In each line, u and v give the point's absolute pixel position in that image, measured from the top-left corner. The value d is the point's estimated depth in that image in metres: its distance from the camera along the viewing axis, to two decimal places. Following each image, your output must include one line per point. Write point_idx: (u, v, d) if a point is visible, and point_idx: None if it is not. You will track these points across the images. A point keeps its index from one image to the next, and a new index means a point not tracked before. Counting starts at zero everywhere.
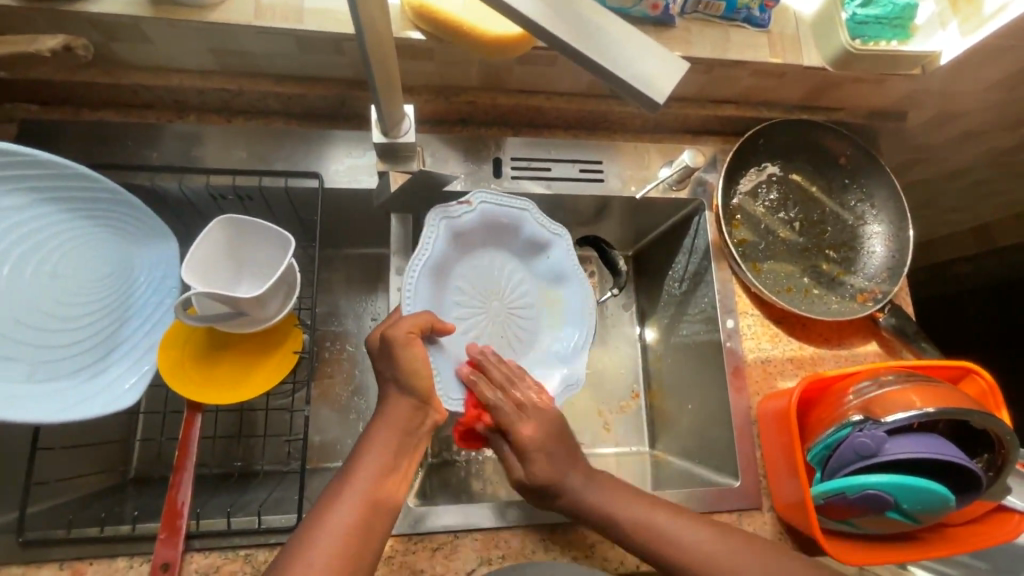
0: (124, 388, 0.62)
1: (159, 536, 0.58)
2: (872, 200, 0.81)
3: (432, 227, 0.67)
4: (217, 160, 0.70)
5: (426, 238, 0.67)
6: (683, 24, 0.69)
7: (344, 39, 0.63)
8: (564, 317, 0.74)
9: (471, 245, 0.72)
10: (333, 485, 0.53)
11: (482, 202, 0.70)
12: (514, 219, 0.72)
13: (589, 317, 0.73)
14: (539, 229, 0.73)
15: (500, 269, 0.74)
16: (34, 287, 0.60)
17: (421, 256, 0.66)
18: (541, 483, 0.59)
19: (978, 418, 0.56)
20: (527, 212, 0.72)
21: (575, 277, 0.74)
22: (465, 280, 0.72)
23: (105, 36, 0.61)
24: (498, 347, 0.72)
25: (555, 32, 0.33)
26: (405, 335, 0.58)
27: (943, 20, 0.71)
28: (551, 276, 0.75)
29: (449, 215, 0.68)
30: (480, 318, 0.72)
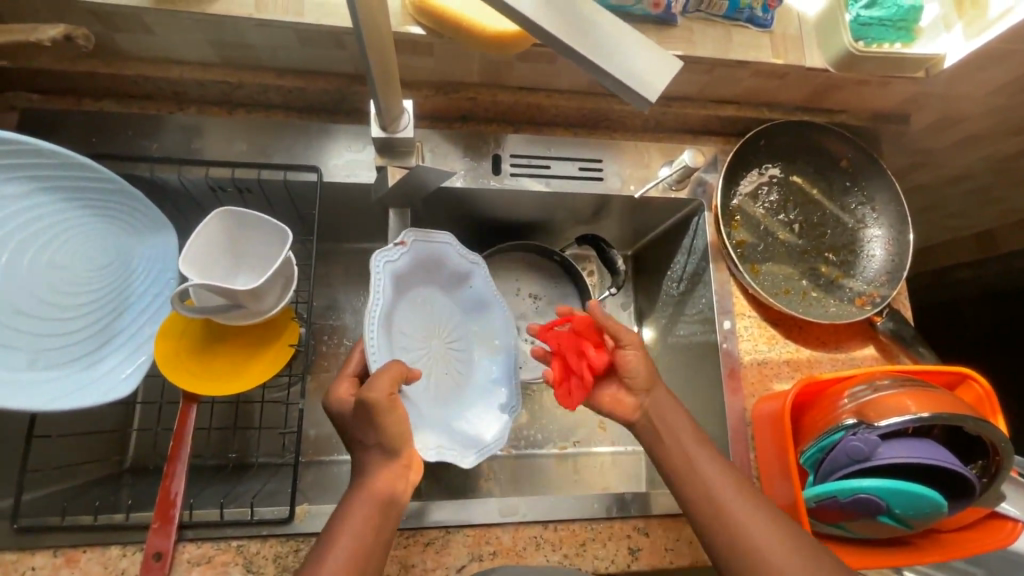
0: (119, 377, 0.62)
1: (152, 526, 0.58)
2: (872, 203, 0.81)
3: (378, 274, 0.62)
4: (216, 152, 0.70)
5: (374, 287, 0.61)
6: (685, 23, 0.69)
7: (343, 32, 0.63)
8: (492, 345, 0.74)
9: (406, 286, 0.68)
10: (342, 499, 0.52)
11: (414, 240, 0.67)
12: (438, 254, 0.70)
13: (512, 341, 0.74)
14: (461, 259, 0.72)
15: (433, 306, 0.72)
16: (32, 276, 0.60)
17: (376, 308, 0.61)
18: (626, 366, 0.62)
19: (972, 424, 0.56)
20: (448, 244, 0.70)
21: (498, 301, 0.74)
22: (403, 325, 0.68)
23: (105, 26, 0.61)
24: (442, 383, 0.70)
25: (559, 35, 0.33)
26: (388, 398, 0.51)
27: (948, 22, 0.70)
28: (474, 304, 0.74)
29: (389, 260, 0.64)
30: (421, 359, 0.69)
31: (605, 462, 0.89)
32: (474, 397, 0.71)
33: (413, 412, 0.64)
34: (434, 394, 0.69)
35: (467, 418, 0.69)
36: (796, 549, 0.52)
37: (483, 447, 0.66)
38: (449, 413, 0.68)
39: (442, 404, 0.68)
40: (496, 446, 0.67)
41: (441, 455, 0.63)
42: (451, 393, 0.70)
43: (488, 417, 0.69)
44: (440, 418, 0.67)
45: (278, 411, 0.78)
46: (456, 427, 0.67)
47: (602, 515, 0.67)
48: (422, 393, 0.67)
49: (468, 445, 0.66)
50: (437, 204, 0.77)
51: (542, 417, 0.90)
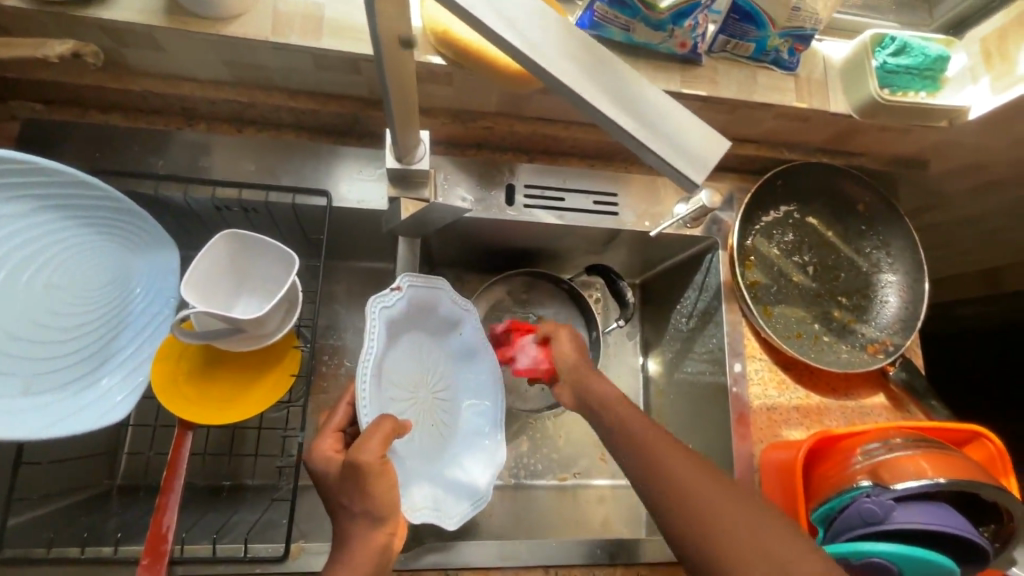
0: (113, 402, 0.60)
1: (143, 561, 0.56)
2: (887, 248, 0.80)
3: (372, 323, 0.60)
4: (223, 171, 0.68)
5: (368, 340, 0.59)
6: (711, 62, 0.67)
7: (362, 59, 0.61)
8: (475, 395, 0.72)
9: (397, 332, 0.66)
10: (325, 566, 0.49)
11: (409, 286, 0.65)
12: (433, 300, 0.68)
13: (498, 391, 0.73)
14: (453, 306, 0.70)
15: (421, 354, 0.69)
16: (27, 299, 0.57)
17: (367, 362, 0.58)
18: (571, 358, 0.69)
19: (989, 492, 0.55)
20: (444, 290, 0.69)
21: (486, 350, 0.73)
22: (391, 375, 0.65)
23: (116, 42, 0.59)
24: (428, 437, 0.67)
25: (607, 112, 0.33)
26: (379, 463, 0.50)
27: (975, 73, 0.69)
28: (461, 352, 0.72)
29: (384, 307, 0.62)
30: (410, 411, 0.66)
31: (605, 494, 0.87)
32: (458, 452, 0.69)
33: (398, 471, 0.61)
34: (419, 449, 0.66)
35: (451, 471, 0.67)
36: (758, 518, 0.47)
37: (466, 504, 0.66)
38: (433, 467, 0.66)
39: (426, 459, 0.66)
40: (479, 504, 0.66)
41: (425, 514, 0.62)
42: (436, 447, 0.67)
43: (471, 474, 0.68)
44: (424, 473, 0.64)
45: (275, 437, 0.76)
46: (439, 483, 0.65)
47: (603, 561, 0.65)
48: (406, 449, 0.64)
49: (452, 500, 0.65)
50: (448, 231, 0.76)
51: (544, 446, 0.88)
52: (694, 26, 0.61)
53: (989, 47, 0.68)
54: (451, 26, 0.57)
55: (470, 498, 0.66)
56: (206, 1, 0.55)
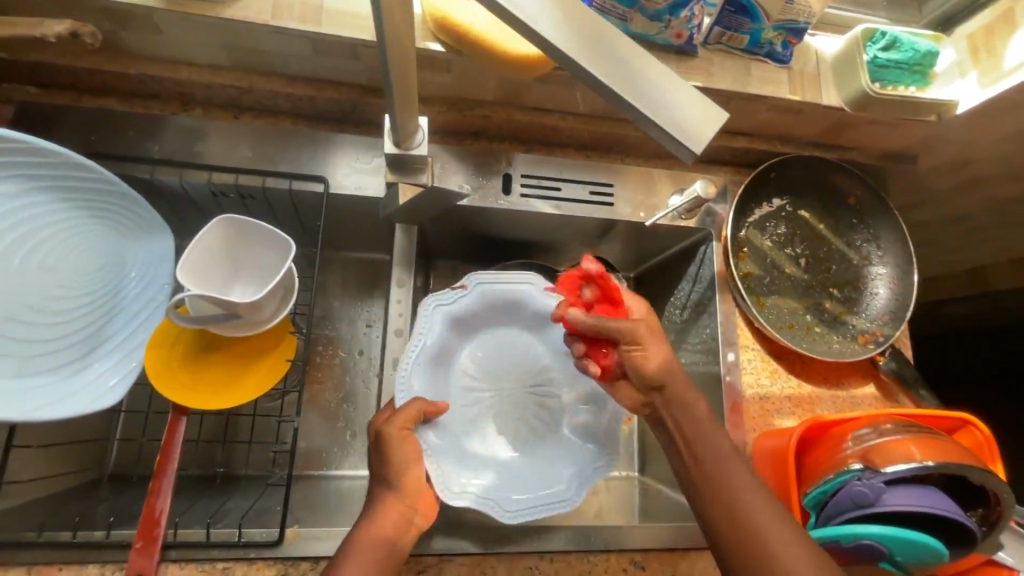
0: (107, 386, 0.60)
1: (135, 544, 0.56)
2: (877, 241, 0.81)
3: (427, 315, 0.67)
4: (220, 157, 0.68)
5: (420, 328, 0.67)
6: (706, 54, 0.69)
7: (362, 45, 0.61)
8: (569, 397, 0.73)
9: (471, 326, 0.72)
10: (348, 537, 0.50)
11: (478, 283, 0.70)
12: (519, 294, 0.72)
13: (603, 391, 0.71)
14: (544, 300, 0.72)
15: (517, 348, 0.74)
16: (21, 280, 0.57)
17: (416, 346, 0.66)
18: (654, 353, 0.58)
19: (976, 474, 0.56)
20: (530, 284, 0.72)
21: None
22: (471, 363, 0.72)
23: (115, 24, 0.59)
24: (518, 428, 0.71)
25: (609, 83, 0.33)
26: (399, 431, 0.56)
27: (963, 69, 0.71)
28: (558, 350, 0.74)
29: (445, 301, 0.69)
30: (496, 398, 0.72)
31: (598, 487, 0.87)
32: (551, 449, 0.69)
33: (455, 444, 0.65)
34: (504, 437, 0.70)
35: (532, 469, 0.66)
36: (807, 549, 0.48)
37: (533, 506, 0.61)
38: (503, 461, 0.67)
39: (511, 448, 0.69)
40: (555, 508, 0.62)
41: (466, 499, 0.60)
42: (525, 440, 0.70)
43: (553, 475, 0.66)
44: (485, 459, 0.67)
45: (269, 426, 0.77)
46: (508, 477, 0.64)
47: (599, 547, 0.66)
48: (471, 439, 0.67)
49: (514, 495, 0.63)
50: (445, 220, 0.76)
51: None
52: (690, 18, 0.62)
53: (976, 44, 0.70)
54: (452, 13, 0.57)
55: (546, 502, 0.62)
56: None
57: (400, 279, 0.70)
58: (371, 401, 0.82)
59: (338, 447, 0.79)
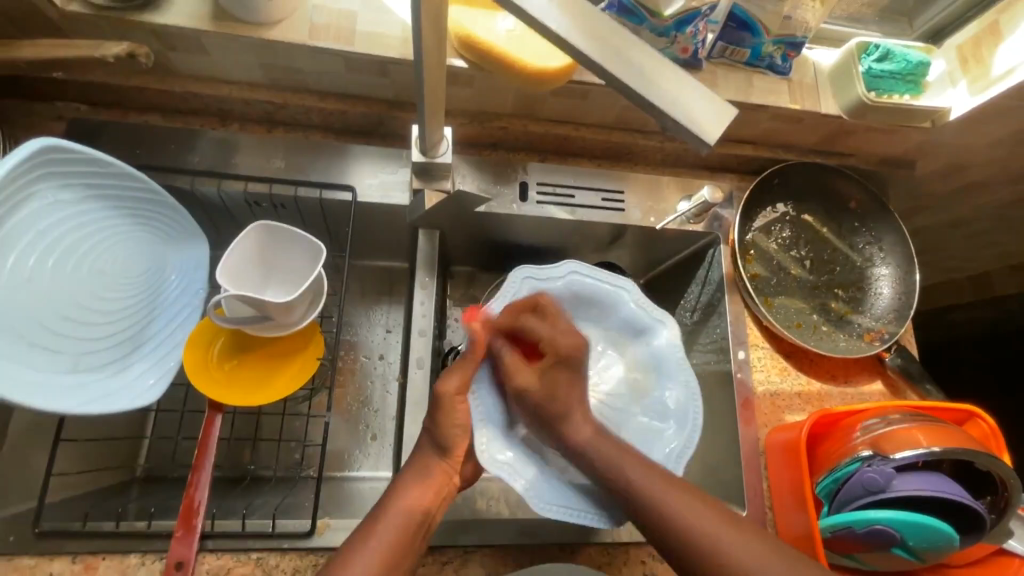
0: (147, 384, 0.63)
1: (175, 533, 0.58)
2: (879, 243, 0.84)
3: (516, 283, 0.67)
4: (253, 167, 0.72)
5: (508, 293, 0.67)
6: (710, 67, 0.73)
7: (390, 62, 0.67)
8: (661, 403, 0.68)
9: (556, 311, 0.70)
10: (375, 506, 0.55)
11: (572, 272, 0.70)
12: (608, 297, 0.71)
13: (690, 419, 0.65)
14: (638, 310, 0.71)
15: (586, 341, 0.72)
16: (73, 282, 0.60)
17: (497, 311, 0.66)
18: (546, 392, 0.60)
19: (982, 459, 0.58)
20: (625, 291, 0.71)
21: (676, 368, 0.68)
22: None
23: (165, 45, 0.65)
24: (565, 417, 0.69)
25: (631, 84, 0.36)
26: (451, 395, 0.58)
27: (953, 78, 0.75)
28: (649, 359, 0.70)
29: (538, 277, 0.68)
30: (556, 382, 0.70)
31: None
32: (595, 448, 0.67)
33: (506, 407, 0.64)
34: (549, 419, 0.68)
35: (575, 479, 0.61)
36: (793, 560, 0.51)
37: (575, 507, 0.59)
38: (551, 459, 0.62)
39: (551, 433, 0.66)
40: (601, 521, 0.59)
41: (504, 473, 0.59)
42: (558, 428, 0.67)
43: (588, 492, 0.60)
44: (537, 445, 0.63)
45: (296, 426, 0.80)
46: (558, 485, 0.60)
47: (620, 541, 0.67)
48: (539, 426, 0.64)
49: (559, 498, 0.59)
50: (463, 226, 0.79)
51: None
52: (695, 33, 0.67)
53: (965, 54, 0.74)
54: (476, 31, 0.62)
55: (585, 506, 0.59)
56: (252, 8, 0.61)
57: (423, 281, 0.74)
58: (391, 403, 0.85)
59: (361, 449, 0.81)
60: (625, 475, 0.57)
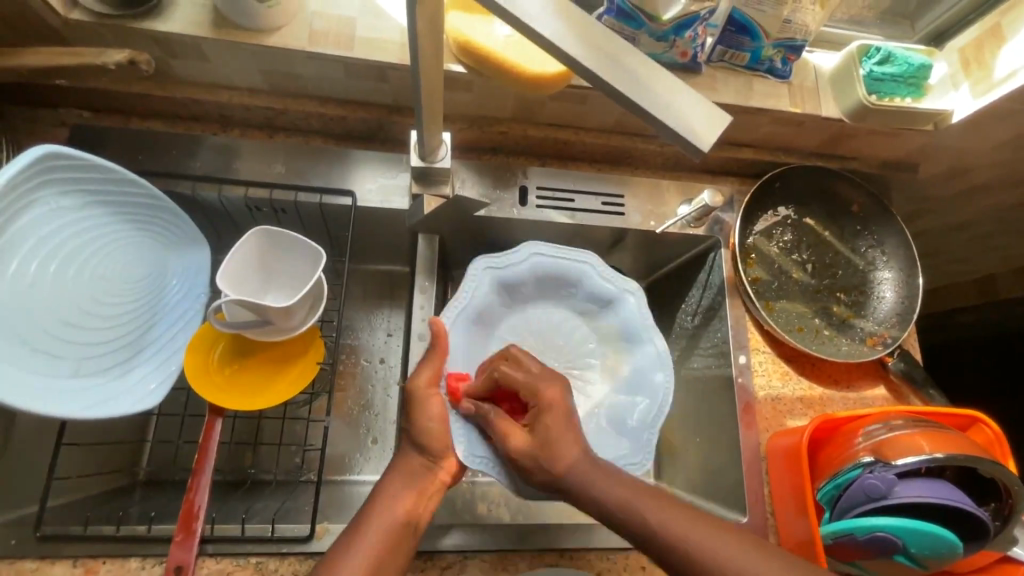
0: (148, 389, 0.63)
1: (175, 537, 0.58)
2: (882, 247, 0.84)
3: (476, 275, 0.70)
4: (254, 172, 0.73)
5: (468, 288, 0.70)
6: (709, 71, 0.73)
7: (389, 67, 0.67)
8: (636, 371, 0.73)
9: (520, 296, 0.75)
10: (359, 511, 0.55)
11: (534, 253, 0.73)
12: (572, 272, 0.74)
13: (659, 390, 0.70)
14: (603, 282, 0.74)
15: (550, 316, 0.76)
16: (75, 287, 0.61)
17: (460, 306, 0.69)
18: (535, 452, 0.55)
19: (987, 466, 0.58)
20: (589, 264, 0.73)
21: (647, 335, 0.73)
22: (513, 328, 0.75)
23: (166, 52, 0.65)
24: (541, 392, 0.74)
25: (625, 91, 0.36)
26: (423, 388, 0.60)
27: (955, 81, 0.74)
28: (624, 332, 0.74)
29: (496, 266, 0.71)
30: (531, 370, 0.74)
31: None
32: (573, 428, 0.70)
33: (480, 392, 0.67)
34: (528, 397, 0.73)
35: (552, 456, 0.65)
36: (796, 562, 0.50)
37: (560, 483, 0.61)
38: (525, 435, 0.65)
39: None
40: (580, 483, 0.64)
41: (487, 465, 0.61)
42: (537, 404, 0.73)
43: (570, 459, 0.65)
44: None
45: (297, 429, 0.80)
46: None
47: (619, 546, 0.67)
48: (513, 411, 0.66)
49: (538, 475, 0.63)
50: (463, 230, 0.79)
51: None
52: (694, 37, 0.67)
53: (967, 57, 0.73)
54: (474, 37, 0.62)
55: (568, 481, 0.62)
56: (253, 15, 0.61)
57: (422, 286, 0.74)
58: (392, 407, 0.85)
59: (361, 453, 0.81)
60: (608, 491, 0.52)
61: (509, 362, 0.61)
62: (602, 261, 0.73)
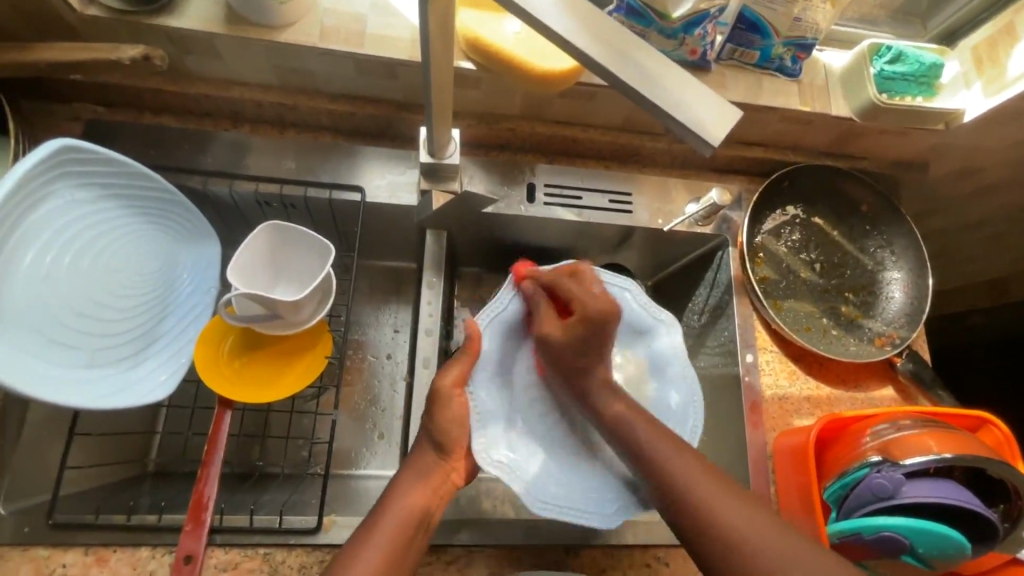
0: (158, 380, 0.64)
1: (184, 527, 0.59)
2: (891, 247, 0.83)
3: (514, 283, 0.69)
4: (264, 168, 0.73)
5: (502, 295, 0.66)
6: (719, 69, 0.73)
7: (399, 64, 0.67)
8: (664, 404, 0.68)
9: None
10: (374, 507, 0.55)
11: None
12: (610, 296, 0.71)
13: (687, 423, 0.66)
14: (641, 312, 0.71)
15: None
16: (90, 279, 0.62)
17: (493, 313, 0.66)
18: (570, 344, 0.60)
19: (997, 466, 0.57)
20: (628, 291, 0.71)
21: (678, 369, 0.69)
22: None
23: (179, 48, 0.66)
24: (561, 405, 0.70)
25: (635, 85, 0.36)
26: (448, 389, 0.60)
27: (968, 79, 0.74)
28: (655, 359, 0.70)
29: None
30: None
31: None
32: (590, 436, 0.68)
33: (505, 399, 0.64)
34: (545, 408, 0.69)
35: (569, 482, 0.61)
36: (804, 560, 0.49)
37: (571, 506, 0.59)
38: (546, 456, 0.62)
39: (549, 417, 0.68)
40: (594, 519, 0.59)
41: (501, 472, 0.60)
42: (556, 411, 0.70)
43: (585, 493, 0.60)
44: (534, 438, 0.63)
45: (304, 423, 0.80)
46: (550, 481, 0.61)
47: (624, 542, 0.67)
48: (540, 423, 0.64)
49: (553, 495, 0.60)
50: (470, 227, 0.79)
51: None
52: (703, 35, 0.66)
53: (980, 55, 0.73)
54: (483, 33, 0.63)
55: (580, 504, 0.60)
56: (266, 11, 0.62)
57: (430, 281, 0.74)
58: (398, 403, 0.85)
59: (367, 448, 0.82)
60: (635, 432, 0.57)
61: (572, 278, 0.64)
62: (641, 289, 0.71)
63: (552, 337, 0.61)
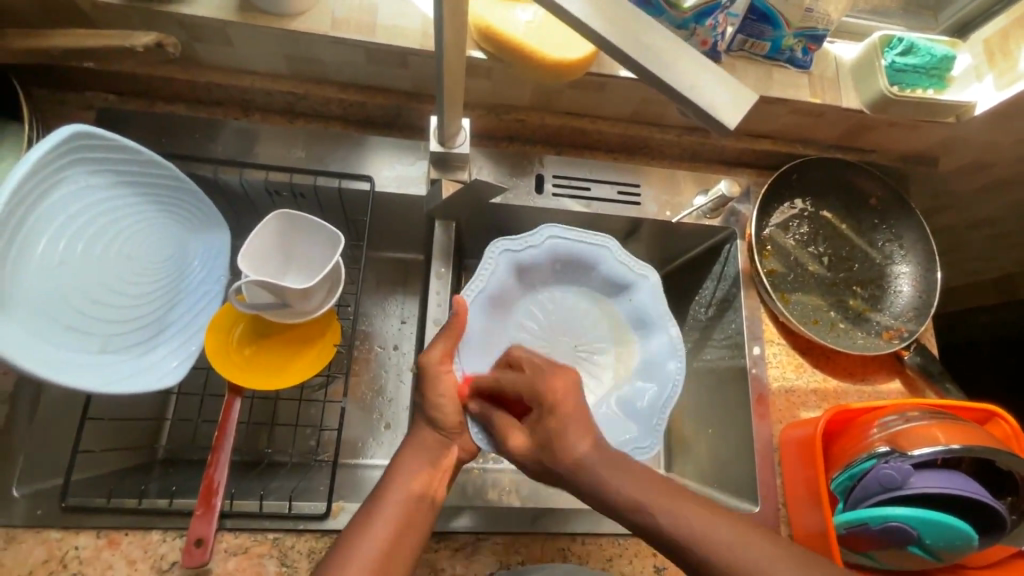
0: (169, 367, 0.65)
1: (195, 511, 0.59)
2: (900, 241, 0.83)
3: (495, 257, 0.69)
4: (275, 157, 0.74)
5: (486, 267, 0.69)
6: (729, 60, 0.73)
7: (409, 53, 0.68)
8: (647, 360, 0.72)
9: (536, 278, 0.73)
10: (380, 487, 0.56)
11: (553, 236, 0.71)
12: (589, 254, 0.73)
13: (671, 372, 0.69)
14: (622, 268, 0.73)
15: (567, 303, 0.75)
16: (103, 265, 0.62)
17: (479, 287, 0.68)
18: (536, 446, 0.55)
19: (1005, 458, 0.57)
20: (609, 249, 0.73)
21: (661, 321, 0.72)
22: (529, 314, 0.74)
23: (191, 36, 0.66)
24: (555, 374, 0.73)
25: (650, 68, 0.36)
26: (436, 363, 0.60)
27: (980, 72, 0.74)
28: (635, 316, 0.73)
29: (514, 249, 0.70)
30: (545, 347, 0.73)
31: None
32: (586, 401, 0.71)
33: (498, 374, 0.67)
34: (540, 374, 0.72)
35: None
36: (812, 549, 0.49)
37: None
38: None
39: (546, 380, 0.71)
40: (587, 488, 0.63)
41: None
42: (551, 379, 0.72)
43: None
44: None
45: (312, 412, 0.81)
46: None
47: (630, 532, 0.67)
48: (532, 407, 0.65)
49: None
50: (478, 218, 0.80)
51: None
52: (715, 26, 0.66)
53: (992, 48, 0.73)
54: (494, 22, 0.63)
55: None
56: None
57: (439, 271, 0.74)
58: (405, 393, 0.85)
59: (374, 437, 0.82)
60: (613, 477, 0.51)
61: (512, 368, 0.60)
62: (620, 245, 0.73)
63: (517, 447, 0.56)
